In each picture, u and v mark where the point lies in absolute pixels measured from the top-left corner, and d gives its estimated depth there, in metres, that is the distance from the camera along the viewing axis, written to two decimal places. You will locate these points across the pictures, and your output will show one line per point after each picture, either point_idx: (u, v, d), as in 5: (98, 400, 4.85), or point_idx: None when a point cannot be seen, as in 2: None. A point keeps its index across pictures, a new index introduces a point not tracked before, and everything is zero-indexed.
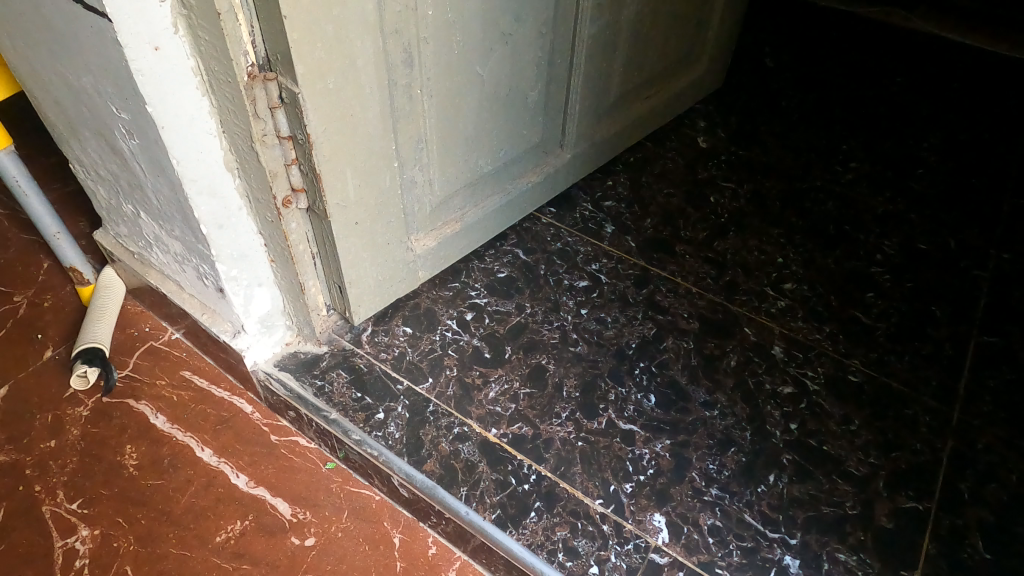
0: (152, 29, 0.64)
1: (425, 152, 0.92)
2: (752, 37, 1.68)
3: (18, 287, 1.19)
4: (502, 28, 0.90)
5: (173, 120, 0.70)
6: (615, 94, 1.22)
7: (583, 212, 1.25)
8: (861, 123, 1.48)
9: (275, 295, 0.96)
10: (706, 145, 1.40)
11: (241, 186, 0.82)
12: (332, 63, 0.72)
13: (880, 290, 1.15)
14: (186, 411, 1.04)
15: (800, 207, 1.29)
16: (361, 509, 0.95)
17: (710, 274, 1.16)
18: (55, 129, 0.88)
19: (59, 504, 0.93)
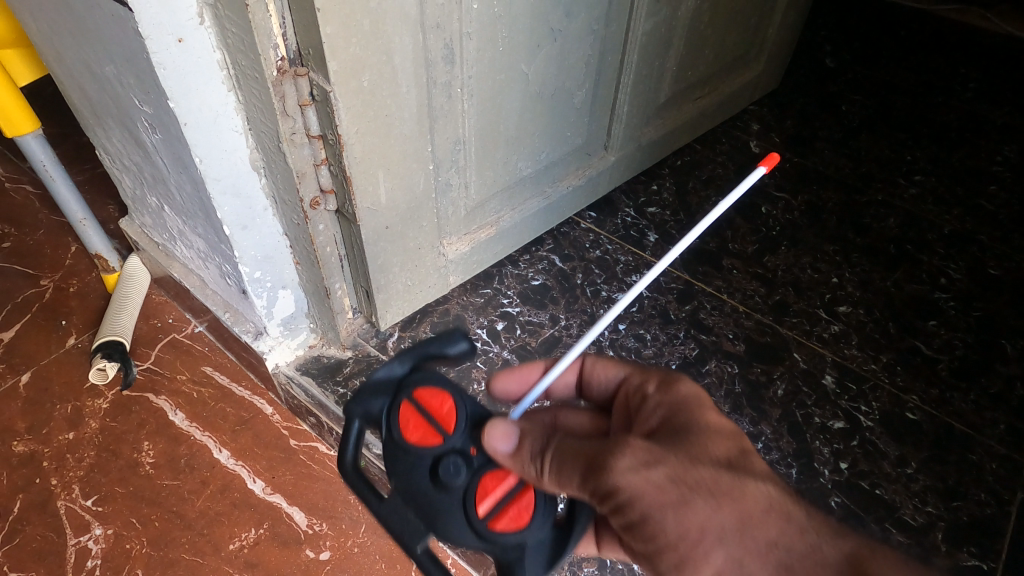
0: (176, 19, 0.60)
1: (462, 154, 0.86)
2: (812, 33, 1.58)
3: (45, 270, 1.18)
4: (551, 23, 0.83)
5: (197, 116, 0.66)
6: (666, 94, 1.14)
7: (625, 218, 1.19)
8: (929, 132, 1.38)
9: (300, 297, 0.91)
10: (759, 150, 1.32)
11: (267, 186, 0.77)
12: (367, 60, 0.66)
13: (945, 319, 1.06)
14: (206, 410, 1.01)
15: (859, 222, 1.20)
16: (379, 524, 0.91)
17: (759, 292, 1.08)
18: (82, 115, 0.85)
19: (73, 499, 0.91)
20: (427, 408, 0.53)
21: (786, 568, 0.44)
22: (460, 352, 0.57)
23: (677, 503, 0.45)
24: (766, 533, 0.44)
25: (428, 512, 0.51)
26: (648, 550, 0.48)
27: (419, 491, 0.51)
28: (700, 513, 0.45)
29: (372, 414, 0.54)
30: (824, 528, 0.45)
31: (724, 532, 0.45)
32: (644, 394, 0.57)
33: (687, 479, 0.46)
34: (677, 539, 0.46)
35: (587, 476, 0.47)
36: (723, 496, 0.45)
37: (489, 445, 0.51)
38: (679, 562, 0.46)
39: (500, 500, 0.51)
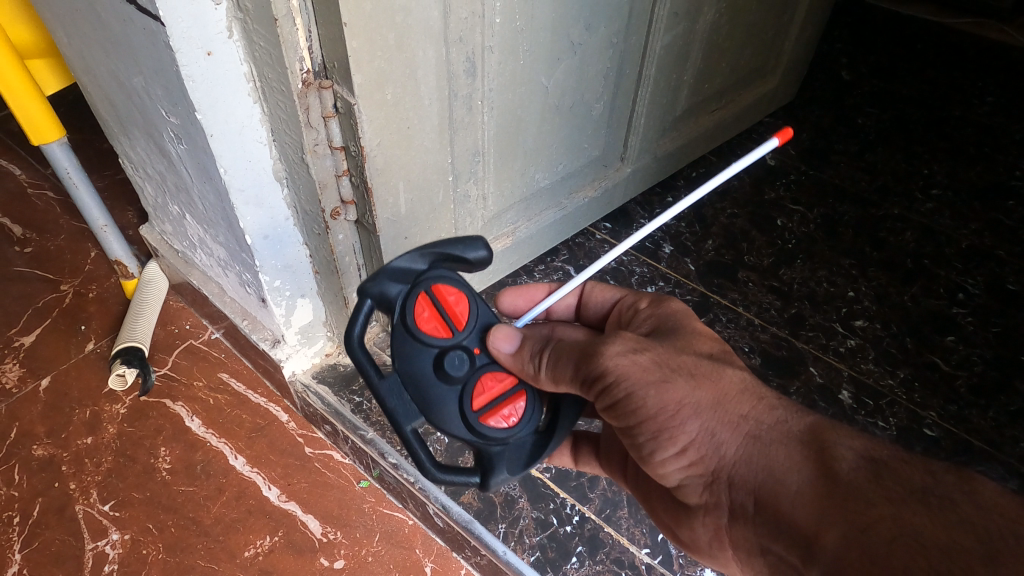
0: (205, 33, 0.61)
1: (481, 166, 0.87)
2: (828, 46, 1.58)
3: (66, 276, 1.19)
4: (572, 37, 0.84)
5: (223, 127, 0.67)
6: (683, 107, 1.15)
7: (639, 229, 1.19)
8: (946, 145, 1.37)
9: (318, 305, 0.92)
10: (774, 162, 1.32)
11: (290, 197, 0.78)
12: (392, 73, 0.66)
13: (963, 335, 1.05)
14: (222, 416, 1.01)
15: (876, 236, 1.20)
16: (393, 533, 0.91)
17: (774, 305, 1.08)
18: (107, 124, 0.86)
19: (91, 504, 0.92)
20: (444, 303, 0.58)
21: (751, 440, 0.49)
22: (480, 259, 0.58)
23: (659, 381, 0.51)
24: (737, 413, 0.50)
25: (430, 393, 0.57)
26: (625, 429, 0.54)
27: (424, 372, 0.57)
28: (679, 390, 0.50)
29: (390, 301, 0.58)
30: (793, 410, 0.50)
31: (699, 407, 0.50)
32: (637, 309, 0.62)
33: (670, 363, 0.51)
34: (657, 416, 0.51)
35: (579, 360, 0.52)
36: (703, 380, 0.51)
37: (494, 345, 0.57)
38: (655, 437, 0.52)
39: (495, 398, 0.57)
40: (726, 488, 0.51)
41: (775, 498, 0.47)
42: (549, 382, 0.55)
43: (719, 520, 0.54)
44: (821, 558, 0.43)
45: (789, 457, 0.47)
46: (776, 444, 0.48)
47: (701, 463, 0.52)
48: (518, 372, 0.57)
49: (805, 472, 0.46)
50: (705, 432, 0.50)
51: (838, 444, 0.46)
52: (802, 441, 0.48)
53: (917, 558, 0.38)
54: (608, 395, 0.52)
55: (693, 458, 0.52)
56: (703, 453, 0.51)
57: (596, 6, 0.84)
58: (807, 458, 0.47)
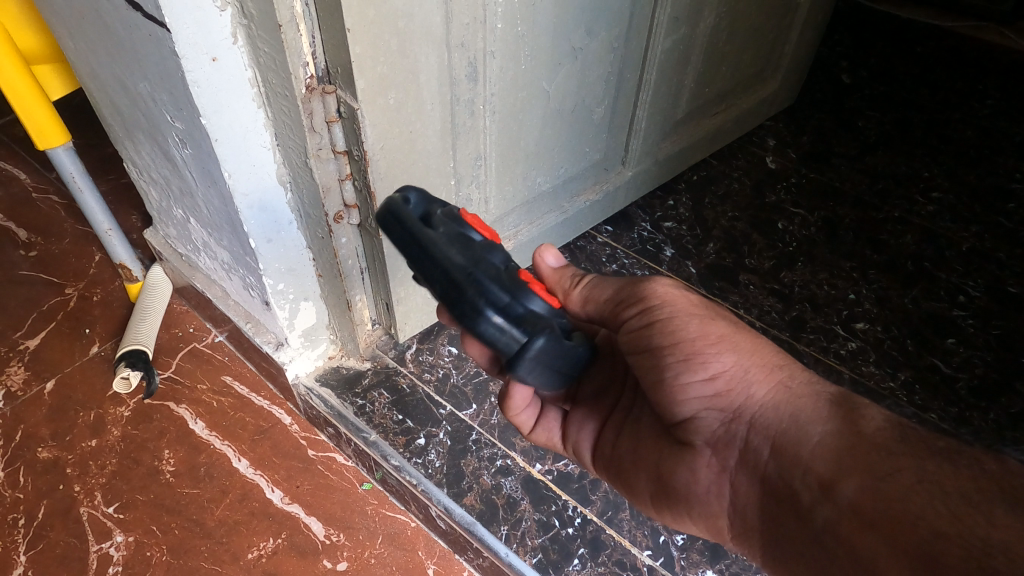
0: (210, 39, 0.61)
1: (483, 169, 0.88)
2: (828, 49, 1.59)
3: (70, 279, 1.20)
4: (573, 42, 0.84)
5: (228, 132, 0.68)
6: (683, 110, 1.15)
7: (641, 232, 1.19)
8: (946, 148, 1.38)
9: (321, 309, 0.92)
10: (775, 165, 1.32)
11: (293, 201, 0.78)
12: (394, 79, 0.67)
13: (963, 337, 1.06)
14: (225, 419, 1.02)
15: (876, 239, 1.20)
16: (396, 535, 0.91)
17: (775, 307, 1.08)
18: (112, 128, 0.87)
19: (96, 506, 0.92)
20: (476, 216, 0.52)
21: (783, 387, 0.51)
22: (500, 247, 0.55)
23: (702, 316, 0.55)
24: (769, 360, 0.53)
25: (471, 254, 0.46)
26: (654, 357, 0.56)
27: (462, 246, 0.46)
28: (721, 326, 0.55)
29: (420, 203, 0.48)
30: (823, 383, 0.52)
31: (738, 347, 0.54)
32: None
33: (713, 308, 0.56)
34: (695, 339, 0.54)
35: (624, 286, 0.58)
36: (743, 331, 0.55)
37: (541, 256, 0.64)
38: (683, 364, 0.54)
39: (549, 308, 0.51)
40: (743, 428, 0.52)
41: (797, 444, 0.48)
42: (578, 304, 0.62)
43: (722, 467, 0.53)
44: (835, 503, 0.43)
45: (815, 410, 0.49)
46: (806, 395, 0.50)
47: (727, 398, 0.53)
48: (553, 286, 0.63)
49: (830, 425, 0.47)
50: (739, 367, 0.53)
51: (868, 407, 0.47)
52: (831, 399, 0.49)
53: (932, 500, 0.39)
54: (648, 315, 0.56)
55: (720, 391, 0.53)
56: (731, 389, 0.53)
57: (596, 11, 0.84)
58: (833, 411, 0.48)
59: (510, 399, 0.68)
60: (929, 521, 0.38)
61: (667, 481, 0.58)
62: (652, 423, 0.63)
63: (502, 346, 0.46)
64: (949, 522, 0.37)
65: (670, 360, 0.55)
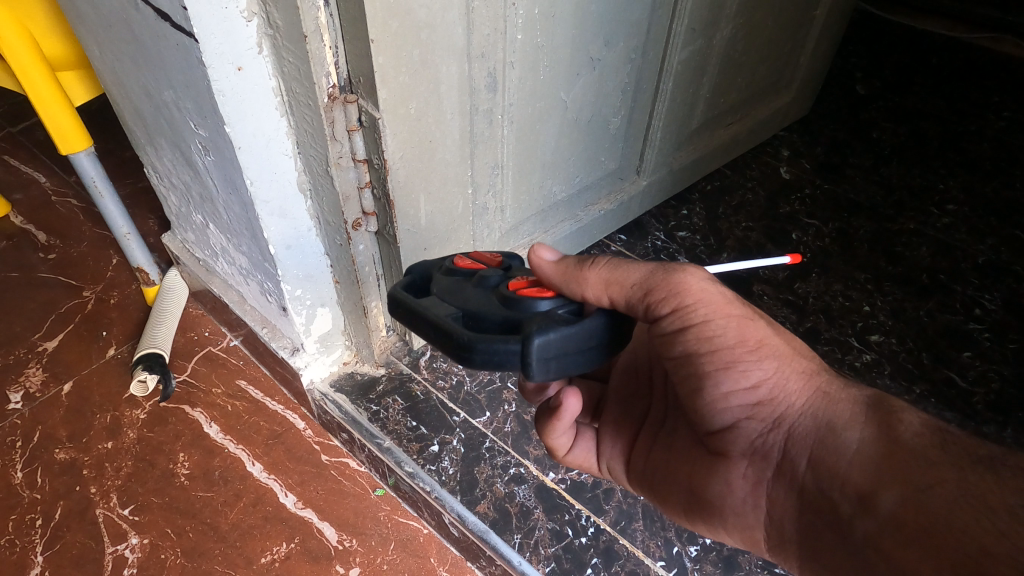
0: (236, 49, 0.62)
1: (500, 178, 0.88)
2: (843, 60, 1.59)
3: (87, 282, 1.21)
4: (591, 52, 0.85)
5: (251, 140, 0.68)
6: (698, 121, 1.15)
7: (655, 241, 1.19)
8: (962, 160, 1.37)
9: (336, 315, 0.93)
10: (789, 176, 1.32)
11: (312, 208, 0.79)
12: (415, 89, 0.68)
13: (979, 350, 1.05)
14: (240, 423, 1.02)
15: (891, 251, 1.19)
16: (408, 542, 0.91)
17: (789, 318, 1.08)
18: (134, 134, 0.88)
19: (111, 508, 0.93)
20: (479, 257, 0.57)
21: (821, 394, 0.51)
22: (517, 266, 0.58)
23: (740, 318, 0.54)
24: (802, 368, 0.53)
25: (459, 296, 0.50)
26: (692, 362, 0.55)
27: (450, 289, 0.52)
28: (761, 328, 0.54)
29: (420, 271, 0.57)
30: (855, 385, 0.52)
31: (776, 352, 0.53)
32: None
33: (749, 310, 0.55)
34: (734, 346, 0.53)
35: (654, 275, 0.53)
36: (780, 338, 0.54)
37: (537, 256, 0.55)
38: (721, 370, 0.53)
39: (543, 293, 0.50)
40: (782, 437, 0.52)
41: (835, 454, 0.48)
42: (595, 291, 0.52)
43: (758, 477, 0.53)
44: (876, 517, 0.43)
45: (853, 416, 0.49)
46: (844, 400, 0.50)
47: (768, 406, 0.53)
48: (560, 280, 0.53)
49: (868, 431, 0.47)
50: (779, 374, 0.52)
51: (906, 411, 0.46)
52: (868, 402, 0.49)
53: (979, 516, 0.38)
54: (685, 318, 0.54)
55: (760, 399, 0.53)
56: (770, 397, 0.53)
57: (615, 22, 0.85)
58: (872, 416, 0.48)
59: (559, 416, 0.62)
60: (976, 539, 0.38)
61: (699, 493, 0.57)
62: (684, 432, 0.62)
63: (505, 365, 0.45)
64: (997, 542, 0.37)
65: (708, 367, 0.54)
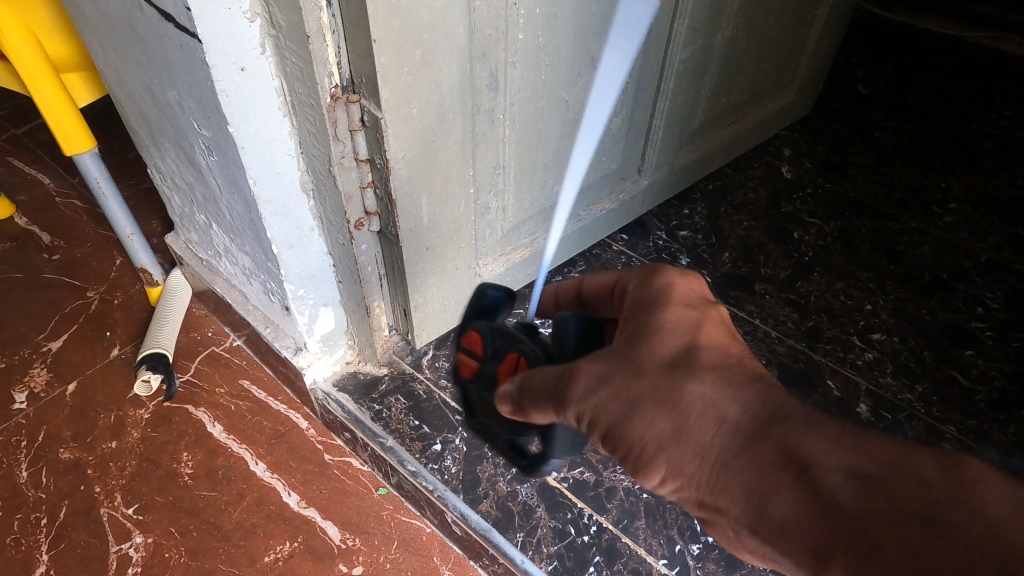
0: (239, 49, 0.62)
1: (501, 177, 0.88)
2: (844, 60, 1.59)
3: (91, 283, 1.21)
4: (592, 52, 0.85)
5: (254, 140, 0.69)
6: (700, 120, 1.15)
7: (657, 241, 1.20)
8: (964, 159, 1.37)
9: (339, 314, 0.93)
10: (790, 175, 1.32)
11: (315, 208, 0.80)
12: (418, 88, 0.68)
13: (982, 349, 1.05)
14: (243, 422, 1.03)
15: (893, 249, 1.19)
16: (411, 540, 0.91)
17: (791, 317, 1.08)
18: (138, 135, 0.89)
19: (115, 507, 0.93)
20: (469, 346, 0.61)
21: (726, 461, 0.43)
22: (496, 294, 0.62)
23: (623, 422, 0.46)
24: (701, 435, 0.44)
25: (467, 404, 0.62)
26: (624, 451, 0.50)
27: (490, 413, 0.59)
28: (644, 421, 0.45)
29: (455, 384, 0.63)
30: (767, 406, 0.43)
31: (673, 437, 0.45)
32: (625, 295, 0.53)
33: (615, 382, 0.46)
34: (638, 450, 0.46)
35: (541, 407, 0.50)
36: (661, 400, 0.45)
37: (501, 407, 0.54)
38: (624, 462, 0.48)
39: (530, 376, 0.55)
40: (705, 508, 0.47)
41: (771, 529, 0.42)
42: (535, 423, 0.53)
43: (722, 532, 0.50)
44: None
45: (767, 478, 0.41)
46: (746, 465, 0.42)
47: (681, 491, 0.46)
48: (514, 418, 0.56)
49: (790, 497, 0.40)
50: (671, 454, 0.45)
51: (819, 462, 0.39)
52: (777, 457, 0.41)
53: None
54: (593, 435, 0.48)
55: (672, 486, 0.46)
56: (675, 479, 0.45)
57: (616, 21, 0.85)
58: (789, 475, 0.40)
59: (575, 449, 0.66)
60: None
61: None
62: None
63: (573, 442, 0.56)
64: None
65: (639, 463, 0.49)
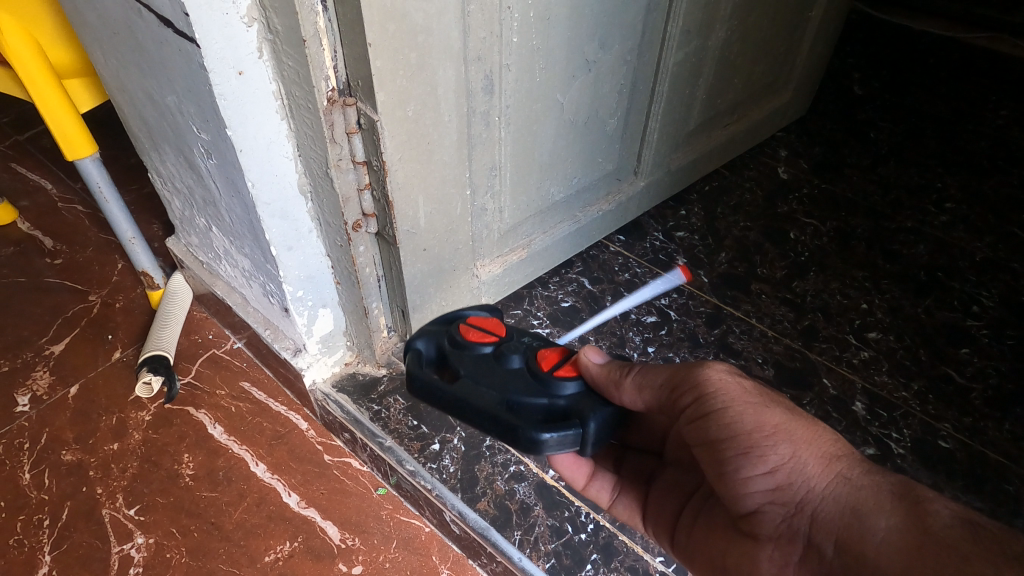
0: (237, 54, 0.64)
1: (498, 179, 0.89)
2: (840, 61, 1.60)
3: (93, 286, 1.23)
4: (587, 54, 0.86)
5: (252, 143, 0.70)
6: (695, 122, 1.16)
7: (653, 242, 1.20)
8: (959, 159, 1.38)
9: (338, 316, 0.94)
10: (787, 176, 1.33)
11: (313, 210, 0.81)
12: (413, 91, 0.69)
13: (977, 347, 1.06)
14: (243, 424, 1.04)
15: (888, 249, 1.20)
16: (410, 540, 0.92)
17: (787, 316, 1.09)
18: (138, 140, 0.90)
19: (117, 508, 0.94)
20: (482, 326, 0.64)
21: (843, 478, 0.48)
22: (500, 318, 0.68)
23: (756, 405, 0.52)
24: (829, 448, 0.50)
25: (495, 380, 0.59)
26: (713, 450, 0.53)
27: (485, 376, 0.60)
28: (775, 414, 0.52)
29: (427, 347, 0.65)
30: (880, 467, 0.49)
31: (794, 437, 0.51)
32: None
33: (771, 396, 0.53)
34: (751, 432, 0.51)
35: (679, 371, 0.56)
36: (799, 415, 0.52)
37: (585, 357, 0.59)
38: (740, 454, 0.51)
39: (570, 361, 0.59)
40: (805, 524, 0.49)
41: (860, 543, 0.44)
42: (632, 395, 0.56)
43: (786, 560, 0.50)
44: None
45: (878, 502, 0.45)
46: (867, 487, 0.47)
47: (786, 489, 0.50)
48: (603, 382, 0.57)
49: (894, 520, 0.43)
50: (796, 459, 0.49)
51: (935, 501, 0.43)
52: (894, 492, 0.45)
53: None
54: (702, 406, 0.54)
55: (779, 482, 0.50)
56: (790, 473, 0.49)
57: (609, 24, 0.86)
58: (898, 505, 0.44)
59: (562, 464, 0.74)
60: None
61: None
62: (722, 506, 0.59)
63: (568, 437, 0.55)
64: None
65: (727, 452, 0.52)
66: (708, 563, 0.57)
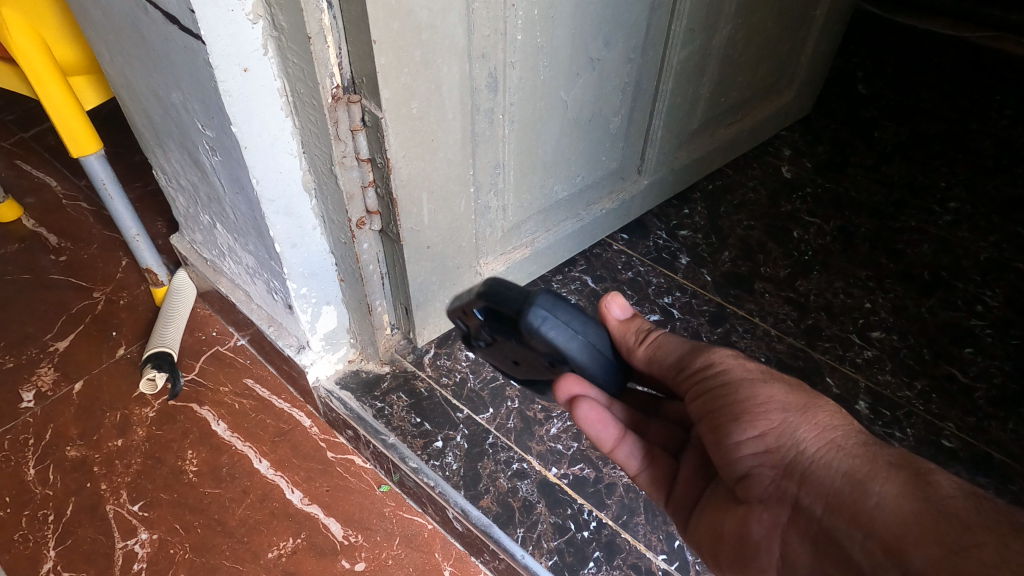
0: (242, 51, 0.64)
1: (501, 177, 0.89)
2: (844, 60, 1.59)
3: (98, 283, 1.23)
4: (591, 52, 0.86)
5: (257, 140, 0.70)
6: (699, 121, 1.16)
7: (657, 240, 1.20)
8: (963, 158, 1.38)
9: (341, 313, 0.95)
10: (791, 175, 1.33)
11: (317, 207, 0.81)
12: (417, 89, 0.69)
13: (981, 347, 1.05)
14: (247, 421, 1.04)
15: (892, 248, 1.20)
16: (413, 537, 0.92)
17: (791, 316, 1.09)
18: (144, 137, 0.90)
19: (121, 504, 0.95)
20: None
21: (836, 446, 0.51)
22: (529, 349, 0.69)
23: (755, 377, 0.56)
24: (825, 419, 0.53)
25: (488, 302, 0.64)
26: (709, 418, 0.57)
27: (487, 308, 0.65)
28: (773, 387, 0.55)
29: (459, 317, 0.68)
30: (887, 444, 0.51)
31: (788, 405, 0.54)
32: None
33: (773, 373, 0.57)
34: (746, 401, 0.55)
35: (686, 350, 0.61)
36: (798, 390, 0.55)
37: (608, 307, 0.66)
38: (737, 418, 0.54)
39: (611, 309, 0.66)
40: (795, 486, 0.52)
41: (855, 507, 0.47)
42: (642, 361, 0.64)
43: (775, 522, 0.53)
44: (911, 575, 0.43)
45: (874, 471, 0.48)
46: (860, 456, 0.49)
47: (777, 453, 0.53)
48: (622, 335, 0.65)
49: (891, 487, 0.47)
50: (787, 424, 0.53)
51: (939, 475, 0.46)
52: (891, 463, 0.48)
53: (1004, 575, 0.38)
54: (704, 378, 0.58)
55: (771, 445, 0.53)
56: (784, 439, 0.53)
57: (614, 22, 0.86)
58: (896, 474, 0.47)
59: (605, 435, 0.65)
60: None
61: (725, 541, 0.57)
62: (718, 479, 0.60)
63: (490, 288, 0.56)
64: None
65: (723, 419, 0.55)
66: (704, 534, 0.59)
